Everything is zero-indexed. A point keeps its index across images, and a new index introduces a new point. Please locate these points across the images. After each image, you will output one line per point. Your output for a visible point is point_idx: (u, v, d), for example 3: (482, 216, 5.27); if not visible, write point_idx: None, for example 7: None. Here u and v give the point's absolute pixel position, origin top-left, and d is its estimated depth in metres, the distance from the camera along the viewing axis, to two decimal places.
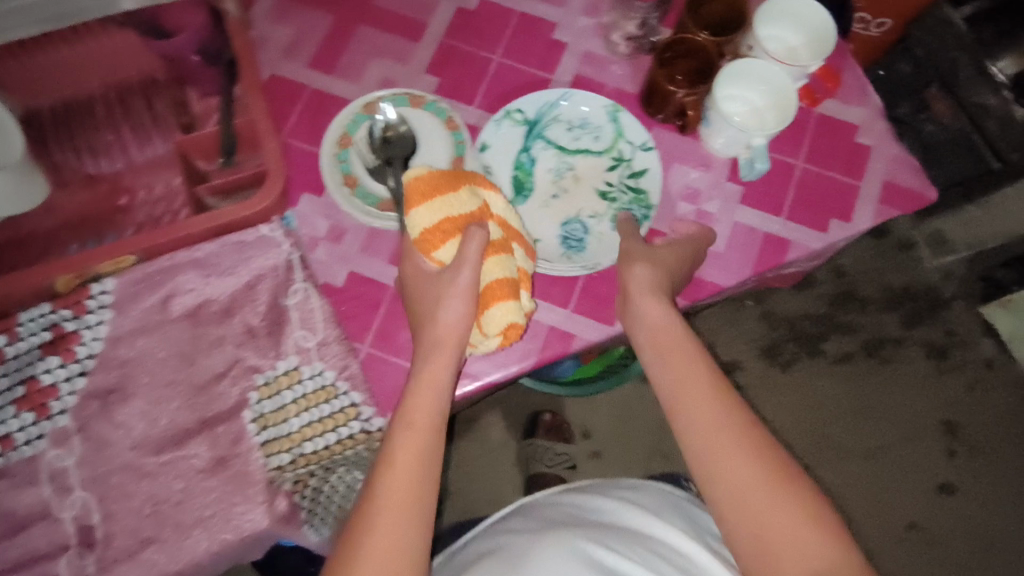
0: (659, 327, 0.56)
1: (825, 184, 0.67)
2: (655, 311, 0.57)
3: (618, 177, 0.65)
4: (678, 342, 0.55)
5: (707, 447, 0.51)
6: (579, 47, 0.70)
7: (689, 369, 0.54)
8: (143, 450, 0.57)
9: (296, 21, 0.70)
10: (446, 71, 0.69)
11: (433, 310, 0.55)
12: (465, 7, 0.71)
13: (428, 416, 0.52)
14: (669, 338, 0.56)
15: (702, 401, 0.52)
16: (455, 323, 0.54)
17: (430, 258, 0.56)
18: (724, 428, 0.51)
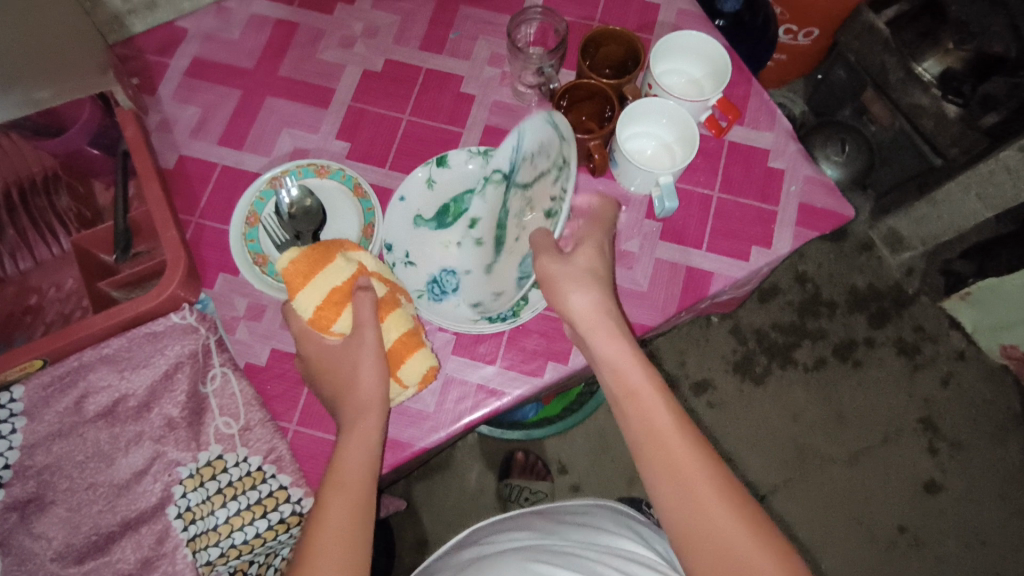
0: (614, 356, 0.51)
1: (742, 212, 0.66)
2: (613, 347, 0.52)
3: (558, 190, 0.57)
4: (639, 378, 0.50)
5: (682, 491, 0.45)
6: (487, 97, 0.70)
7: (651, 410, 0.49)
8: (65, 561, 0.55)
9: (203, 99, 0.70)
10: (356, 134, 0.69)
11: (353, 379, 0.52)
12: (371, 69, 0.72)
13: (357, 495, 0.47)
14: (625, 367, 0.51)
15: (672, 443, 0.47)
16: (373, 392, 0.51)
17: (329, 331, 0.53)
18: (696, 473, 0.46)
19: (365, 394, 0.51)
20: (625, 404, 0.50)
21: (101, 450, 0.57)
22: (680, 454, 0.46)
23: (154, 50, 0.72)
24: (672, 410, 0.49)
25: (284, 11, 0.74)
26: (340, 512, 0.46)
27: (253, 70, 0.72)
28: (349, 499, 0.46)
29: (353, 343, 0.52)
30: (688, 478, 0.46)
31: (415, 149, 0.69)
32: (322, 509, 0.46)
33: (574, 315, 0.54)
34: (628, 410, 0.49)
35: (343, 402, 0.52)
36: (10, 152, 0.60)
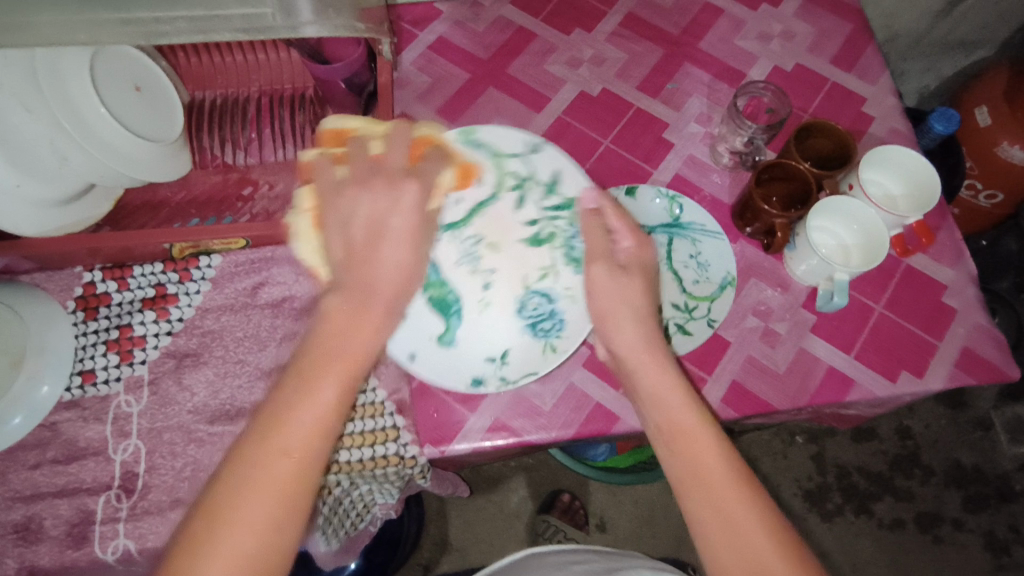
0: (664, 403, 0.48)
1: (901, 335, 0.66)
2: (633, 338, 0.50)
3: (534, 205, 0.62)
4: (688, 417, 0.47)
5: (711, 515, 0.43)
6: (684, 150, 0.74)
7: (697, 447, 0.45)
8: (199, 416, 0.61)
9: (436, 72, 0.78)
10: (557, 143, 0.75)
11: (329, 343, 0.43)
12: (588, 91, 0.77)
13: (299, 464, 0.40)
14: (683, 423, 0.47)
15: (714, 481, 0.44)
16: (361, 348, 0.44)
17: (426, 186, 0.51)
18: (734, 510, 0.43)
19: (381, 273, 0.46)
20: (672, 447, 0.46)
21: (260, 335, 0.64)
22: (717, 492, 0.44)
23: (411, 21, 0.80)
24: (719, 448, 0.46)
25: (529, 20, 0.81)
26: (335, 375, 0.42)
27: (486, 61, 0.79)
28: (340, 374, 0.42)
29: (392, 257, 0.47)
30: (727, 520, 0.43)
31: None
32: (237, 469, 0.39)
33: (619, 337, 0.51)
34: (673, 451, 0.46)
35: (307, 352, 0.43)
36: (276, 66, 0.73)
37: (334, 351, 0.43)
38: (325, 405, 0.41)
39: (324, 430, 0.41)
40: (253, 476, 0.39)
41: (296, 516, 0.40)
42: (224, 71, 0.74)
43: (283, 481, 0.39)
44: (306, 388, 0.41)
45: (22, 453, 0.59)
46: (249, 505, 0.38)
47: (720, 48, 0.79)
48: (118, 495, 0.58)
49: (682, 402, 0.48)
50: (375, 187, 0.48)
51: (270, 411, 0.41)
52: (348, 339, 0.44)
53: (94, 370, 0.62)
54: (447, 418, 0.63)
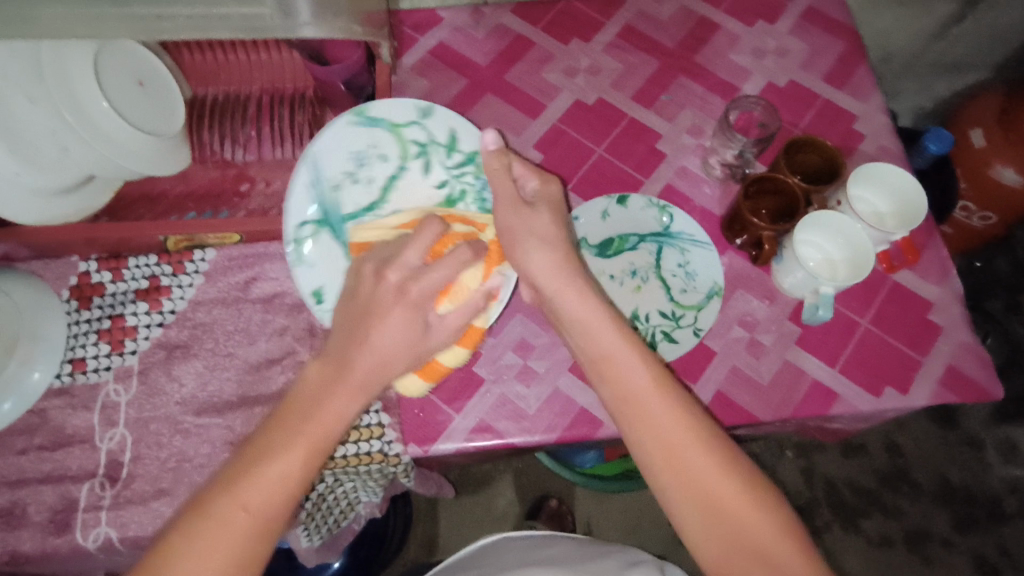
0: (588, 323, 0.52)
1: (885, 350, 0.66)
2: (583, 307, 0.53)
3: (443, 167, 0.65)
4: (608, 330, 0.52)
5: (642, 427, 0.48)
6: (677, 160, 0.75)
7: (620, 364, 0.50)
8: (186, 408, 0.61)
9: (435, 77, 0.79)
10: (552, 150, 0.75)
11: (314, 403, 0.46)
12: (584, 100, 0.78)
13: (270, 517, 0.42)
14: (600, 345, 0.51)
15: (639, 398, 0.49)
16: (334, 425, 0.46)
17: None
18: (658, 416, 0.48)
19: (367, 355, 0.48)
20: (604, 370, 0.51)
21: (250, 330, 0.65)
22: (646, 404, 0.48)
23: (412, 25, 0.82)
24: (639, 358, 0.50)
25: (528, 29, 0.82)
26: (300, 448, 0.44)
27: (484, 68, 0.80)
28: (306, 445, 0.45)
29: (326, 258, 0.53)
30: (655, 431, 0.47)
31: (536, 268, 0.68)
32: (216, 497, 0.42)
33: (532, 268, 0.56)
34: (605, 373, 0.51)
35: (290, 415, 0.46)
36: (279, 66, 0.75)
37: (310, 419, 0.45)
38: (297, 470, 0.44)
39: (293, 485, 0.43)
40: (249, 502, 0.42)
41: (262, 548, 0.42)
42: (227, 69, 0.75)
43: (248, 526, 0.42)
44: (280, 451, 0.44)
45: (10, 439, 0.59)
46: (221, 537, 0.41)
47: (715, 62, 0.80)
48: (103, 483, 0.58)
49: (637, 360, 0.50)
50: (382, 279, 0.50)
51: (251, 448, 0.44)
52: (329, 409, 0.46)
53: (85, 358, 0.62)
54: (432, 417, 0.63)
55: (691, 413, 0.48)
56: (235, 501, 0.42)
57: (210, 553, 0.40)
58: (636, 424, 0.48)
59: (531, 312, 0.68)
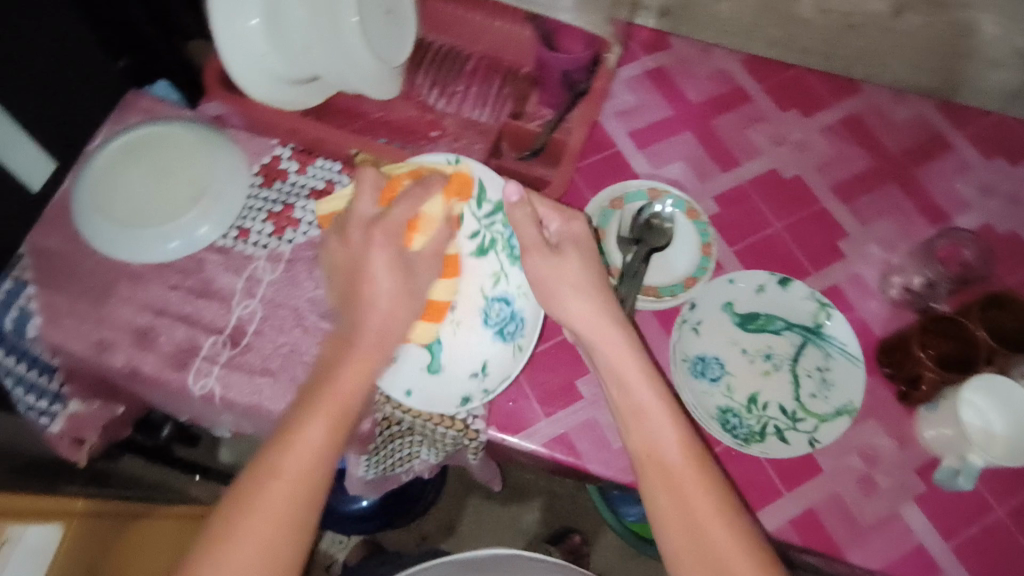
0: (629, 388, 0.55)
1: (1012, 549, 0.59)
2: (635, 376, 0.55)
3: (474, 228, 0.63)
4: (653, 406, 0.54)
5: (679, 501, 0.50)
6: (854, 265, 0.71)
7: (660, 441, 0.52)
8: (314, 308, 0.65)
9: (643, 98, 0.79)
10: (731, 207, 0.73)
11: (330, 377, 0.53)
12: (779, 171, 0.76)
13: (299, 487, 0.49)
14: (637, 405, 0.54)
15: (676, 476, 0.51)
16: (351, 396, 0.53)
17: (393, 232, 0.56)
18: (695, 501, 0.50)
19: (378, 319, 0.55)
20: (642, 446, 0.53)
21: None
22: (681, 484, 0.51)
23: (640, 43, 0.82)
24: (681, 444, 0.52)
25: (752, 83, 0.81)
26: (323, 420, 0.51)
27: (694, 105, 0.79)
28: (332, 415, 0.52)
29: (381, 282, 0.55)
30: (685, 512, 0.50)
31: (665, 317, 0.66)
32: (256, 482, 0.49)
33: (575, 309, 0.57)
34: (640, 444, 0.53)
35: (312, 391, 0.53)
36: (506, 36, 0.77)
37: (328, 393, 0.52)
38: (321, 438, 0.51)
39: (318, 465, 0.50)
40: (287, 491, 0.49)
41: (292, 511, 0.49)
42: (458, 23, 0.78)
43: (277, 513, 0.48)
44: (309, 416, 0.51)
45: (167, 272, 0.66)
46: (258, 509, 0.48)
47: (933, 183, 0.75)
48: (224, 342, 0.63)
49: (677, 439, 0.52)
50: (351, 240, 0.57)
51: (290, 424, 0.51)
52: (340, 388, 0.53)
53: (250, 229, 0.68)
54: (521, 410, 0.64)
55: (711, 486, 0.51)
56: (275, 495, 0.48)
57: (254, 517, 0.48)
58: (661, 489, 0.51)
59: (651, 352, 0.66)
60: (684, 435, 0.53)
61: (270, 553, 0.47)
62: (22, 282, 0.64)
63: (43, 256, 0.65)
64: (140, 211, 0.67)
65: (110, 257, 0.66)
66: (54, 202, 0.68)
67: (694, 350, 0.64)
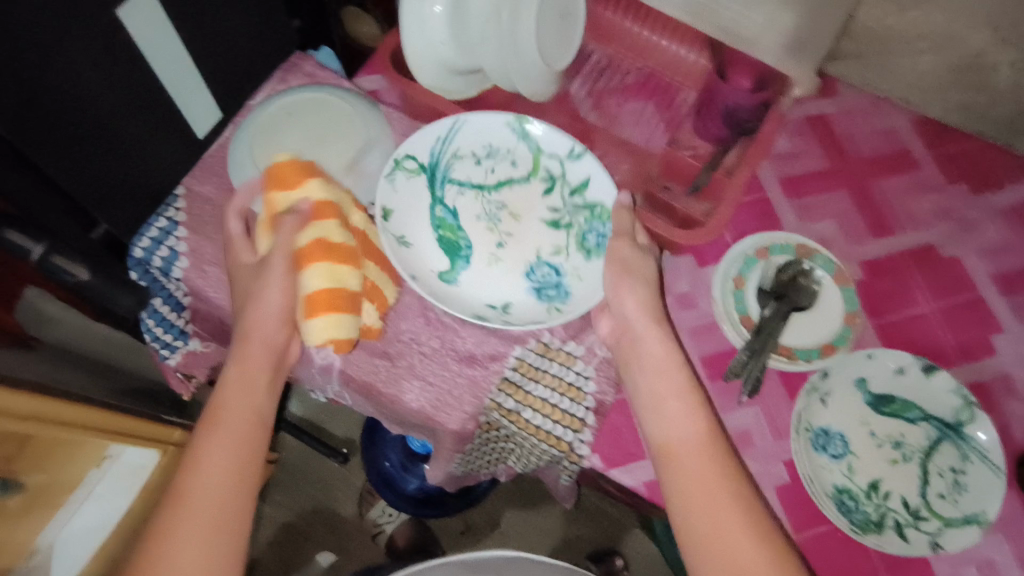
0: (659, 397, 0.58)
1: None
2: (671, 399, 0.57)
3: (561, 198, 0.69)
4: (686, 424, 0.56)
5: (705, 514, 0.53)
6: (1003, 366, 0.66)
7: (688, 463, 0.55)
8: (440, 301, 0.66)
9: (801, 144, 0.75)
10: (879, 276, 0.69)
11: (225, 407, 0.57)
12: (936, 249, 0.71)
13: (222, 492, 0.54)
14: (675, 422, 0.56)
15: (701, 487, 0.54)
16: (261, 405, 0.58)
17: (302, 260, 0.57)
18: (723, 514, 0.53)
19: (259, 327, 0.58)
20: (667, 461, 0.55)
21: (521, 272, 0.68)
22: (710, 495, 0.53)
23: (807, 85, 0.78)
24: (705, 460, 0.55)
25: (920, 148, 0.76)
26: (226, 439, 0.56)
27: (854, 161, 0.75)
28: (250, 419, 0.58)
29: (268, 300, 0.57)
30: (714, 522, 0.53)
31: (792, 383, 0.63)
32: (170, 518, 0.53)
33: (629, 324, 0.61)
34: (667, 466, 0.55)
35: (214, 414, 0.57)
36: (673, 61, 0.76)
37: (234, 408, 0.57)
38: (229, 454, 0.55)
39: (236, 464, 0.55)
40: (236, 429, 0.56)
41: (229, 513, 0.54)
42: (628, 39, 0.77)
43: (220, 523, 0.53)
44: (219, 438, 0.56)
45: None
46: (195, 512, 0.53)
47: None
48: None
49: (702, 457, 0.55)
50: (270, 263, 0.58)
51: (199, 442, 0.56)
52: (252, 403, 0.58)
53: None
54: (627, 444, 0.62)
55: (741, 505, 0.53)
56: (229, 430, 0.56)
57: (193, 524, 0.53)
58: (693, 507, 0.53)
59: (770, 413, 0.63)
60: (726, 477, 0.54)
61: (224, 509, 0.54)
62: (175, 222, 0.67)
63: (196, 201, 0.68)
64: None
65: None
66: (212, 151, 0.70)
67: (819, 421, 0.61)
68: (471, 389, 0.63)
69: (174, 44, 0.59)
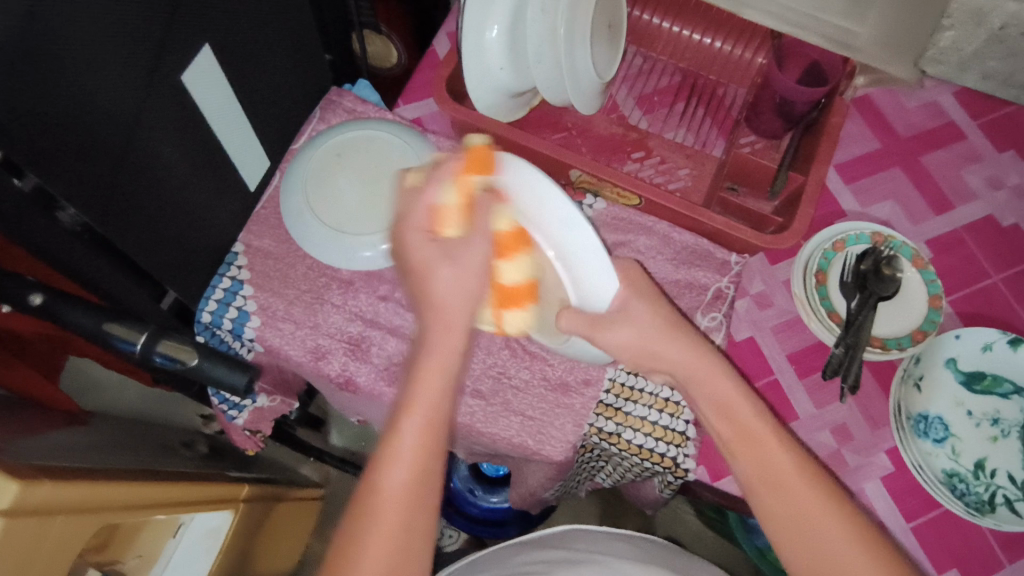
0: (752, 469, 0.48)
1: None
2: (765, 460, 0.48)
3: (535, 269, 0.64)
4: (793, 491, 0.46)
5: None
6: None
7: (806, 526, 0.45)
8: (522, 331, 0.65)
9: (850, 127, 0.75)
10: (946, 254, 0.70)
11: (406, 404, 0.45)
12: (997, 218, 0.72)
13: (394, 520, 0.43)
14: (775, 499, 0.47)
15: (820, 542, 0.45)
16: (444, 399, 0.46)
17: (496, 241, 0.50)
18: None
19: (445, 294, 0.48)
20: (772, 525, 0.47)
21: None
22: (840, 561, 0.44)
23: None
24: (829, 522, 0.45)
25: (965, 119, 0.76)
26: (420, 419, 0.45)
27: (904, 140, 0.75)
28: (424, 422, 0.45)
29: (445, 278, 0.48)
30: None
31: (882, 372, 0.64)
32: (354, 546, 0.42)
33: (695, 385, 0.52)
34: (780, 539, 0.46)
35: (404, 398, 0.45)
36: (717, 59, 0.75)
37: (408, 408, 0.45)
38: (421, 443, 0.45)
39: (416, 480, 0.44)
40: (418, 439, 0.45)
41: (420, 518, 0.44)
42: (668, 40, 0.76)
43: (390, 542, 0.43)
44: (392, 447, 0.44)
45: (377, 282, 0.66)
46: (365, 549, 0.42)
47: None
48: None
49: (813, 509, 0.46)
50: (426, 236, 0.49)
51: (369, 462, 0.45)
52: (425, 397, 0.45)
53: None
54: None
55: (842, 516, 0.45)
56: (407, 442, 0.44)
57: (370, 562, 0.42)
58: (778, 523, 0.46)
59: (865, 403, 0.63)
60: (844, 515, 0.45)
61: (409, 526, 0.43)
62: (239, 281, 0.65)
63: (256, 256, 0.66)
64: (352, 216, 0.66)
65: (321, 263, 0.66)
66: (264, 202, 0.68)
67: (917, 407, 0.62)
68: (571, 416, 0.62)
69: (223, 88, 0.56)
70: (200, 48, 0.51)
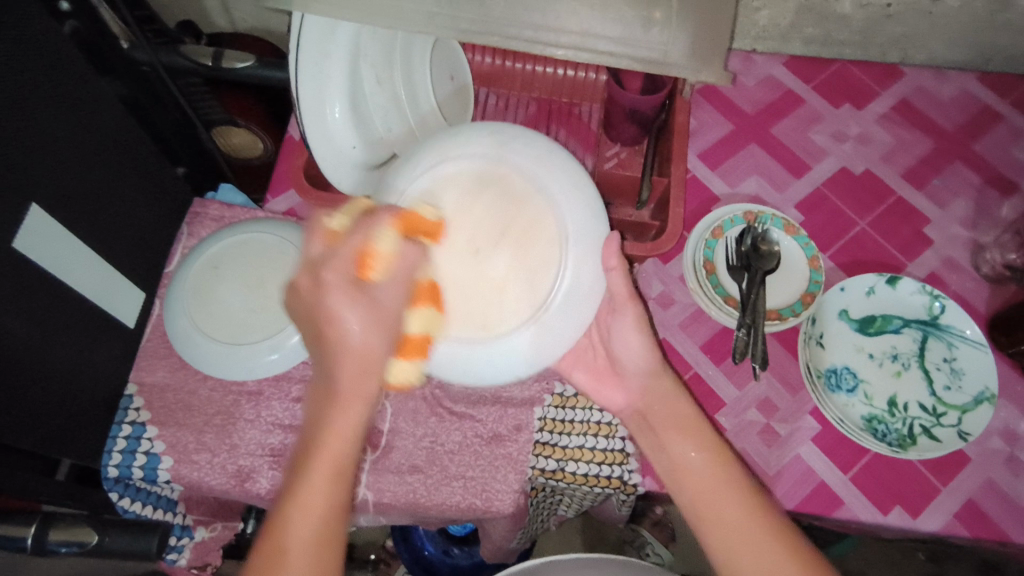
0: (680, 464, 0.56)
1: None
2: (680, 437, 0.57)
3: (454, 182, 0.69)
4: (708, 479, 0.55)
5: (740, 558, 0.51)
6: (944, 250, 0.73)
7: (716, 501, 0.54)
8: (446, 393, 0.65)
9: (702, 116, 0.79)
10: (815, 213, 0.74)
11: (322, 424, 0.44)
12: (850, 168, 0.77)
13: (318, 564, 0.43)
14: (695, 482, 0.55)
15: (717, 508, 0.53)
16: (351, 425, 0.44)
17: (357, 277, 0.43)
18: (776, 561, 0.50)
19: (353, 360, 0.43)
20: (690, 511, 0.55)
21: None
22: (754, 541, 0.51)
23: None
24: (736, 494, 0.54)
25: (800, 84, 0.82)
26: (328, 462, 0.43)
27: (752, 116, 0.79)
28: (332, 459, 0.43)
29: (350, 325, 0.42)
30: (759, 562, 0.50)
31: (787, 339, 0.68)
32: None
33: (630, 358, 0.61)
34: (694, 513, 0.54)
35: (315, 424, 0.44)
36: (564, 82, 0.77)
37: (321, 433, 0.43)
38: (326, 490, 0.43)
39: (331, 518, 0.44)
40: (330, 466, 0.43)
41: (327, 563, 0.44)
42: (514, 75, 0.78)
43: None
44: (303, 471, 0.43)
45: (287, 384, 0.64)
46: None
47: (994, 154, 0.78)
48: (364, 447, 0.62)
49: (731, 498, 0.53)
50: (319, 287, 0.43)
51: (284, 491, 0.44)
52: (341, 422, 0.43)
53: None
54: None
55: (761, 513, 0.52)
56: (322, 469, 0.43)
57: None
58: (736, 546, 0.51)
59: (780, 372, 0.66)
60: (749, 494, 0.53)
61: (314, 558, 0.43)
62: (140, 423, 0.61)
63: (152, 393, 0.63)
64: (240, 326, 0.64)
65: (223, 380, 0.63)
66: (150, 334, 0.65)
67: (825, 364, 0.66)
68: (510, 465, 0.61)
69: (64, 233, 0.54)
70: (25, 210, 0.50)
